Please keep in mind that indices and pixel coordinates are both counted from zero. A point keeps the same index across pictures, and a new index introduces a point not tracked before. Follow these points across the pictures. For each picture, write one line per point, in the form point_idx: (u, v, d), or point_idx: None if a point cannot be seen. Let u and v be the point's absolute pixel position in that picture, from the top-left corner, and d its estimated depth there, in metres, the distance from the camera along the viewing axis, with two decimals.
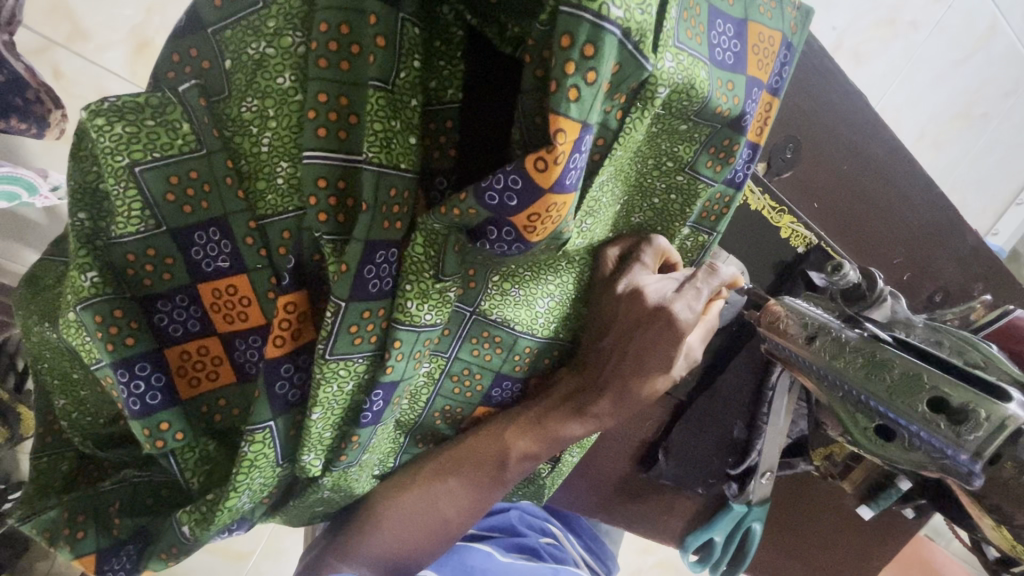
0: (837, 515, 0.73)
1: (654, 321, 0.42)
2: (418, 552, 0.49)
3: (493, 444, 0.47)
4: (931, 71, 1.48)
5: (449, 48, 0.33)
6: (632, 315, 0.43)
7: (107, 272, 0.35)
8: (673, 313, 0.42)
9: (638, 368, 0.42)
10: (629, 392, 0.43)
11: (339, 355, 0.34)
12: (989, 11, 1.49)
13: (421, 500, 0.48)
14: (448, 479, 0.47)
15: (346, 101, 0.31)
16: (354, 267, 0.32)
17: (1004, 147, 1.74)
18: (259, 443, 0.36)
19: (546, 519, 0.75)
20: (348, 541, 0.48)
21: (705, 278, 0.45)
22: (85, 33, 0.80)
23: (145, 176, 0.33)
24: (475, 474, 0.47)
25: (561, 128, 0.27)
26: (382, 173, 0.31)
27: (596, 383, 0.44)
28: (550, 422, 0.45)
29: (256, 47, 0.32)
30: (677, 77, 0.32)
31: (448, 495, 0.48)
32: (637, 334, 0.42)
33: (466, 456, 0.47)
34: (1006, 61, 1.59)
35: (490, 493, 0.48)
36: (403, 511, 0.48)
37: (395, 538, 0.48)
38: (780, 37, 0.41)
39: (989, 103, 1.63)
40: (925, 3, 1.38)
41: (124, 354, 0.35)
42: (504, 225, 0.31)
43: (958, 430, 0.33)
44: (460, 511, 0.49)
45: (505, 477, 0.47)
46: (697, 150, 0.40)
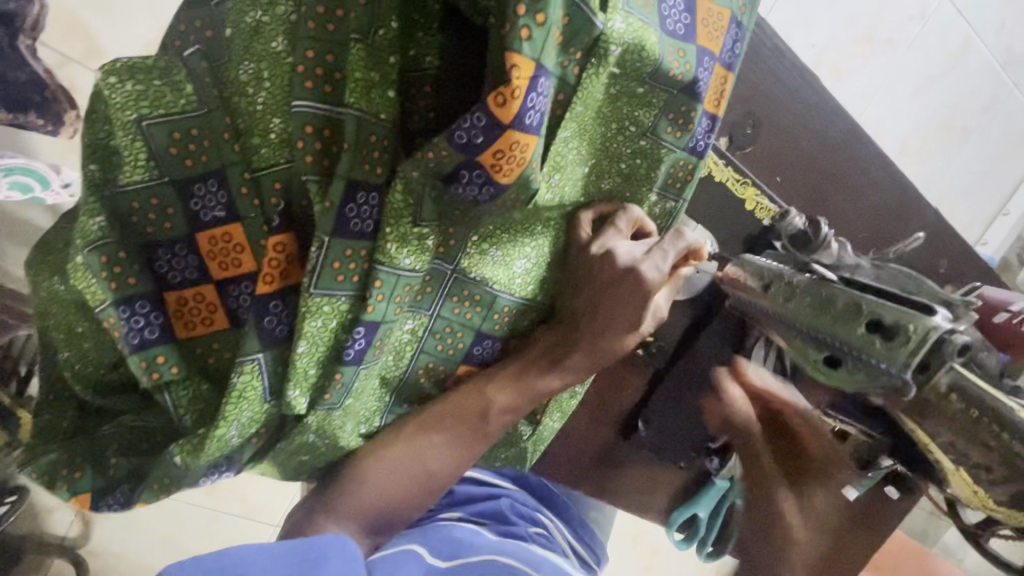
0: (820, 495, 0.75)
1: (625, 279, 0.46)
2: (402, 506, 0.52)
3: (475, 398, 0.50)
4: (908, 86, 1.56)
5: (427, 20, 0.36)
6: (605, 274, 0.47)
7: (113, 218, 0.38)
8: (642, 273, 0.46)
9: (609, 322, 0.47)
10: (603, 341, 0.48)
11: (323, 290, 0.37)
12: (962, 29, 1.57)
13: (406, 454, 0.50)
14: (432, 433, 0.50)
15: (333, 58, 0.35)
16: (337, 205, 0.36)
17: (987, 159, 1.80)
18: (248, 375, 0.38)
19: (537, 509, 0.76)
20: (335, 498, 0.50)
21: (670, 240, 0.48)
22: (100, 50, 0.89)
23: (151, 129, 0.37)
24: (458, 426, 0.51)
25: (516, 64, 0.30)
26: (364, 119, 0.35)
27: (573, 335, 0.49)
28: (530, 373, 0.50)
29: (254, 15, 0.36)
30: (628, 37, 0.36)
31: (433, 448, 0.51)
32: (610, 292, 0.47)
33: (449, 411, 0.50)
34: (983, 75, 1.66)
35: (473, 444, 0.51)
36: (389, 465, 0.50)
37: (381, 493, 0.51)
38: (729, 14, 0.45)
39: (967, 116, 1.70)
40: (901, 23, 1.46)
41: (125, 292, 0.38)
42: (474, 167, 0.34)
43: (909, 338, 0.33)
44: (444, 465, 0.52)
45: (487, 429, 0.51)
46: (657, 115, 0.44)
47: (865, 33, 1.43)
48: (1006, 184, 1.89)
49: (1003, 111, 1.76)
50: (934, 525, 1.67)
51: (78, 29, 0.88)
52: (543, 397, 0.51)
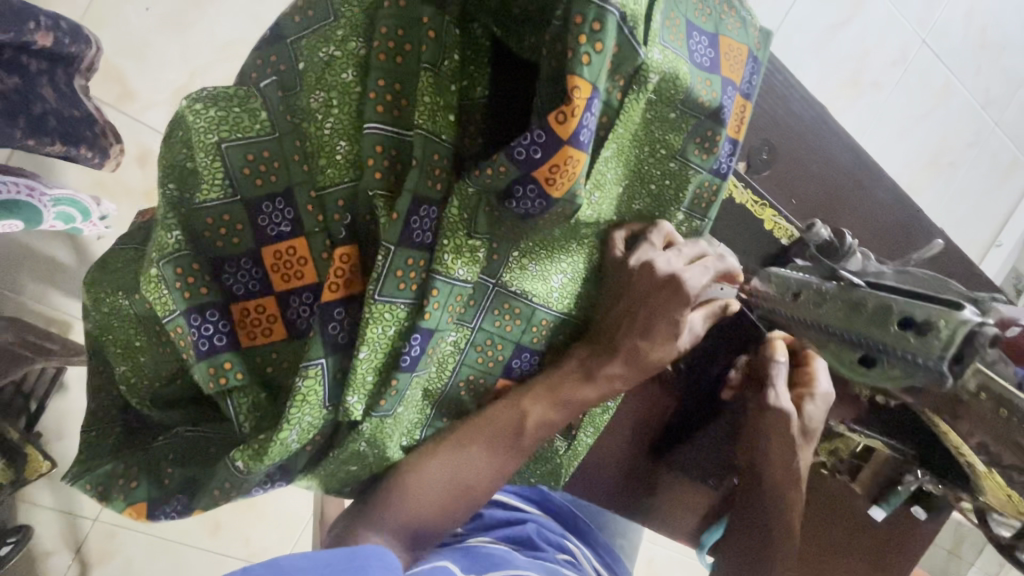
0: (849, 518, 0.76)
1: (664, 288, 0.49)
2: (442, 520, 0.52)
3: (511, 410, 0.51)
4: (893, 127, 1.67)
5: (478, 56, 0.40)
6: (643, 286, 0.50)
7: (188, 231, 0.41)
8: (682, 281, 0.49)
9: (647, 331, 0.50)
10: (645, 348, 0.50)
11: (386, 297, 0.39)
12: (942, 73, 1.69)
13: (444, 468, 0.50)
14: (471, 447, 0.50)
15: (400, 87, 0.39)
16: (403, 216, 0.39)
17: (976, 193, 1.88)
18: (312, 379, 0.39)
19: (564, 535, 0.76)
20: (374, 510, 0.50)
21: (705, 259, 0.52)
22: (132, 95, 1.01)
23: (229, 151, 0.40)
24: (496, 439, 0.51)
25: (577, 85, 0.34)
26: (430, 139, 0.38)
27: (610, 348, 0.51)
28: (566, 385, 0.51)
29: (327, 51, 0.40)
30: (665, 66, 0.40)
31: (471, 462, 0.50)
32: (650, 301, 0.49)
33: (486, 423, 0.51)
34: (964, 116, 1.77)
35: (509, 457, 0.51)
36: (427, 480, 0.50)
37: (419, 509, 0.50)
38: (746, 49, 0.50)
39: (954, 154, 1.79)
40: (885, 67, 1.58)
41: (198, 301, 0.41)
42: (529, 182, 0.37)
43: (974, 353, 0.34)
44: (482, 478, 0.51)
45: (524, 442, 0.51)
46: (685, 139, 0.48)
47: (850, 77, 1.55)
48: (996, 218, 1.95)
49: (988, 148, 1.85)
50: (954, 565, 1.63)
51: (115, 76, 1.00)
52: (580, 409, 0.52)
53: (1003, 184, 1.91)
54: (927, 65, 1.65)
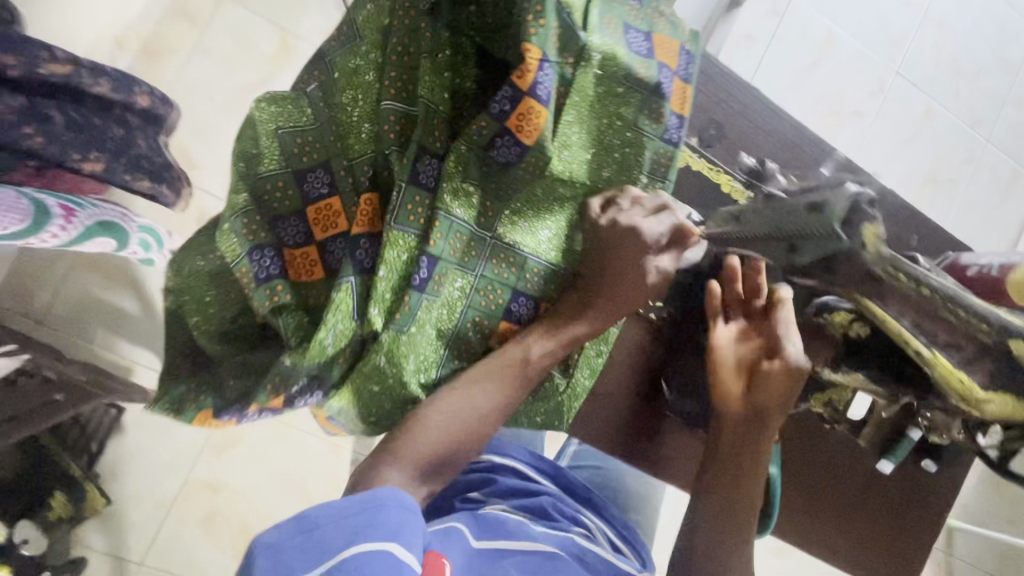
0: (860, 472, 0.78)
1: (628, 237, 0.59)
2: (459, 451, 0.59)
3: (516, 348, 0.60)
4: (881, 151, 1.82)
5: (464, 55, 0.52)
6: (609, 237, 0.60)
7: (251, 193, 0.54)
8: (642, 230, 0.59)
9: (621, 274, 0.60)
10: (615, 283, 0.60)
11: (400, 225, 0.51)
12: (922, 99, 1.83)
13: (460, 401, 0.58)
14: (483, 381, 0.58)
15: (405, 75, 0.52)
16: (410, 164, 0.51)
17: (981, 206, 1.92)
18: (343, 292, 0.50)
19: (580, 511, 0.81)
20: (394, 445, 0.57)
21: (663, 214, 0.61)
22: (195, 166, 1.31)
23: (283, 134, 0.54)
24: (505, 374, 0.59)
25: (530, 49, 0.47)
26: (430, 108, 0.50)
27: (593, 292, 0.61)
28: (561, 322, 0.61)
29: (353, 60, 0.54)
30: (604, 47, 0.53)
31: (483, 394, 0.58)
32: (618, 249, 0.60)
33: (495, 361, 0.59)
34: (953, 135, 1.87)
35: (518, 390, 0.59)
36: (445, 412, 0.57)
37: (438, 439, 0.57)
38: (678, 43, 0.63)
39: (951, 170, 1.88)
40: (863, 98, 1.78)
41: (257, 242, 0.53)
42: (505, 132, 0.50)
43: (876, 252, 0.47)
44: (494, 410, 0.59)
45: (529, 375, 0.59)
46: (636, 111, 0.59)
47: (832, 108, 1.76)
48: (1009, 228, 1.97)
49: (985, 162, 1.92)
50: None
51: (183, 151, 1.30)
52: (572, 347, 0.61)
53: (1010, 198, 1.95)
54: (904, 93, 1.81)
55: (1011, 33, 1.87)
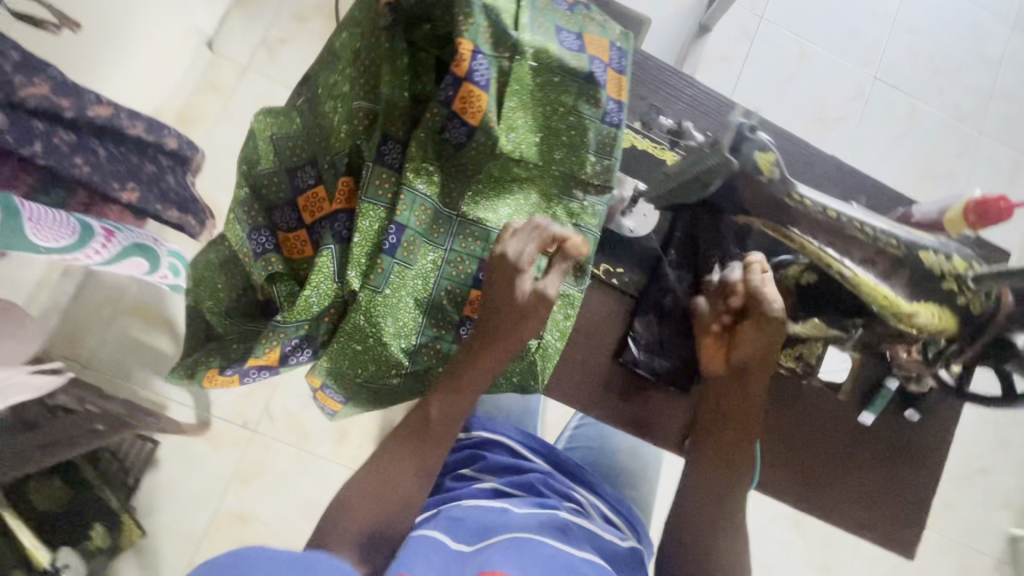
0: (842, 427, 0.80)
1: (502, 270, 0.64)
2: (389, 515, 0.63)
3: (426, 406, 0.67)
4: (873, 150, 1.85)
5: (422, 61, 0.65)
6: (492, 275, 0.65)
7: (253, 187, 0.65)
8: (511, 261, 0.64)
9: (502, 304, 0.64)
10: (502, 325, 0.65)
11: (370, 198, 0.62)
12: (904, 100, 1.88)
13: (379, 466, 0.65)
14: (401, 445, 0.66)
15: (372, 80, 0.63)
16: (377, 147, 0.62)
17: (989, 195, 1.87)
18: (325, 258, 0.61)
19: (572, 488, 0.83)
20: (332, 525, 0.63)
21: (531, 230, 0.65)
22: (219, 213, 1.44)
23: (276, 138, 0.65)
24: (418, 435, 0.67)
25: (463, 42, 0.58)
26: (392, 102, 0.62)
27: (488, 330, 0.65)
28: (462, 368, 0.67)
29: (329, 75, 0.65)
30: (536, 43, 0.64)
31: (399, 457, 0.66)
32: (496, 286, 0.65)
33: (410, 420, 0.68)
34: (944, 131, 1.89)
35: (434, 447, 0.67)
36: (368, 478, 0.65)
37: (368, 505, 0.63)
38: (608, 41, 0.73)
39: (948, 165, 1.87)
40: (845, 103, 1.85)
41: (256, 225, 0.64)
42: (453, 115, 0.61)
43: (771, 176, 0.56)
44: (413, 468, 0.66)
45: (440, 429, 0.67)
46: (576, 97, 0.69)
47: (815, 116, 1.83)
48: None
49: (984, 152, 1.89)
50: None
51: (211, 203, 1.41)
52: (473, 391, 0.66)
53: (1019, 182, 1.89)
54: (885, 96, 1.87)
55: (984, 30, 1.93)
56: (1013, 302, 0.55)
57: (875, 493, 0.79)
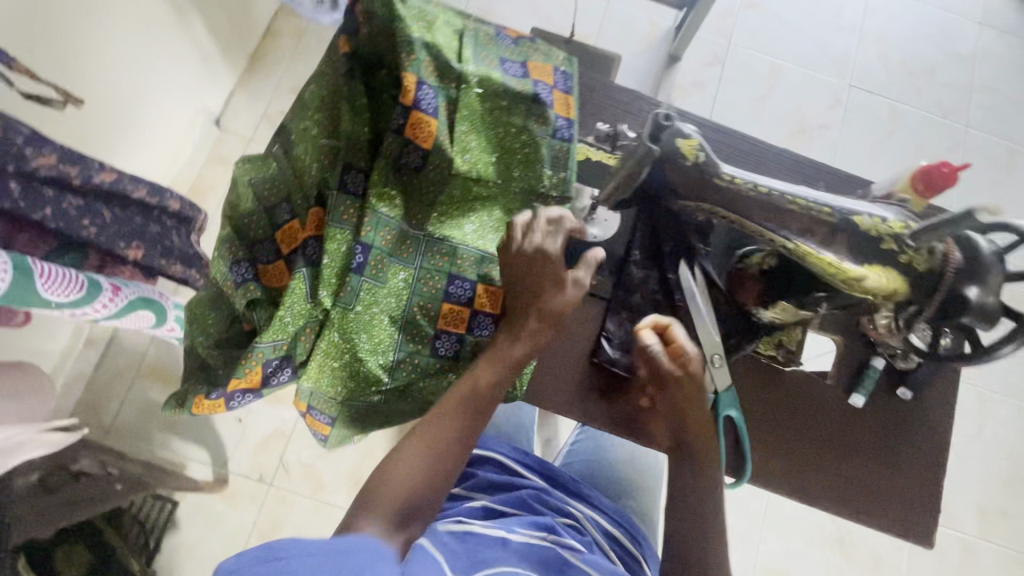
0: (835, 413, 0.78)
1: (538, 258, 0.68)
2: (432, 490, 0.60)
3: (467, 381, 0.66)
4: (857, 153, 1.80)
5: (378, 97, 0.71)
6: (523, 262, 0.69)
7: (235, 226, 0.71)
8: (546, 249, 0.69)
9: (538, 287, 0.68)
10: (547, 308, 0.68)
11: (337, 223, 0.68)
12: (884, 103, 1.85)
13: (425, 437, 0.62)
14: (445, 416, 0.63)
15: (335, 119, 0.69)
16: (339, 178, 0.69)
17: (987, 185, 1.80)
18: (298, 280, 0.67)
19: (569, 502, 0.80)
20: (369, 500, 0.58)
21: (556, 230, 0.71)
22: None
23: (252, 180, 0.70)
24: (463, 406, 0.64)
25: (407, 75, 0.67)
26: (353, 137, 0.70)
27: (522, 311, 0.68)
28: (502, 347, 0.67)
29: (296, 119, 0.71)
30: (479, 72, 0.70)
31: (445, 426, 0.63)
32: (529, 272, 0.68)
33: (456, 394, 0.65)
34: (927, 128, 1.84)
35: (477, 419, 0.65)
36: (413, 450, 0.61)
37: (411, 476, 0.59)
38: (552, 66, 0.78)
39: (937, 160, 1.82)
40: (825, 112, 1.82)
41: (237, 258, 0.70)
42: (407, 141, 0.69)
43: (696, 159, 0.60)
44: (457, 441, 0.63)
45: (484, 403, 0.65)
46: (525, 116, 0.74)
47: (797, 127, 1.81)
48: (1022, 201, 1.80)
49: (973, 145, 1.84)
50: None
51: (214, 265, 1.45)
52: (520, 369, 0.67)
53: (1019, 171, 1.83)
54: (863, 101, 1.84)
55: (955, 30, 1.92)
56: (962, 257, 0.55)
57: (880, 481, 0.76)
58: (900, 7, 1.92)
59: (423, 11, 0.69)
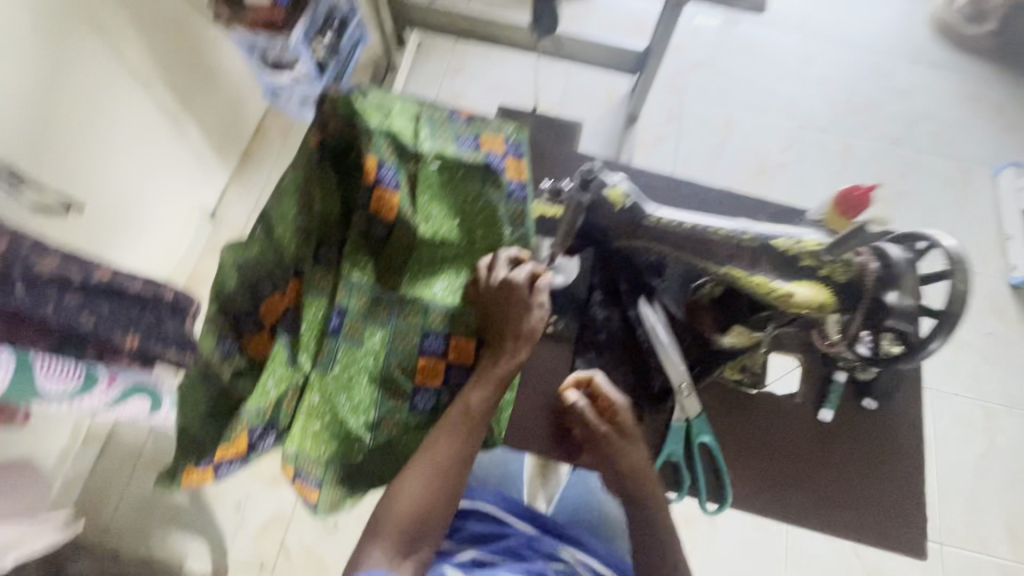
0: (807, 428, 0.80)
1: (507, 290, 0.74)
2: (436, 509, 0.67)
3: (458, 406, 0.71)
4: (814, 186, 1.88)
5: (347, 178, 0.79)
6: (494, 294, 0.74)
7: (221, 305, 0.77)
8: (515, 281, 0.73)
9: (512, 316, 0.73)
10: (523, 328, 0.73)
11: (314, 293, 0.76)
12: (835, 138, 1.94)
13: (425, 460, 0.68)
14: (443, 437, 0.69)
15: (309, 201, 0.77)
16: (312, 253, 0.78)
17: (949, 203, 1.85)
18: (280, 347, 0.74)
19: (560, 546, 0.81)
20: (376, 526, 0.65)
21: (519, 266, 0.76)
22: None
23: (236, 260, 0.77)
24: (457, 427, 0.70)
25: (370, 158, 0.75)
26: (325, 216, 0.78)
27: (501, 339, 0.73)
28: (489, 371, 0.72)
29: (274, 203, 0.78)
30: (436, 148, 0.80)
31: (443, 445, 0.69)
32: (500, 304, 0.74)
33: (446, 420, 0.71)
34: (880, 157, 1.92)
35: (474, 438, 0.70)
36: (416, 472, 0.68)
37: (419, 495, 0.67)
38: (504, 136, 0.84)
39: (896, 184, 1.87)
40: (780, 151, 1.92)
41: (225, 333, 0.76)
42: (373, 214, 0.77)
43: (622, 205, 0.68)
44: (455, 461, 0.69)
45: (478, 424, 0.70)
46: (481, 182, 0.81)
47: (757, 167, 1.89)
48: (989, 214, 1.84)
49: (928, 167, 1.90)
50: None
51: None
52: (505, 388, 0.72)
53: (976, 188, 1.87)
54: (816, 139, 1.94)
55: (890, 68, 2.05)
56: (878, 267, 0.62)
57: (860, 491, 0.77)
58: (835, 53, 2.07)
59: (382, 102, 0.79)
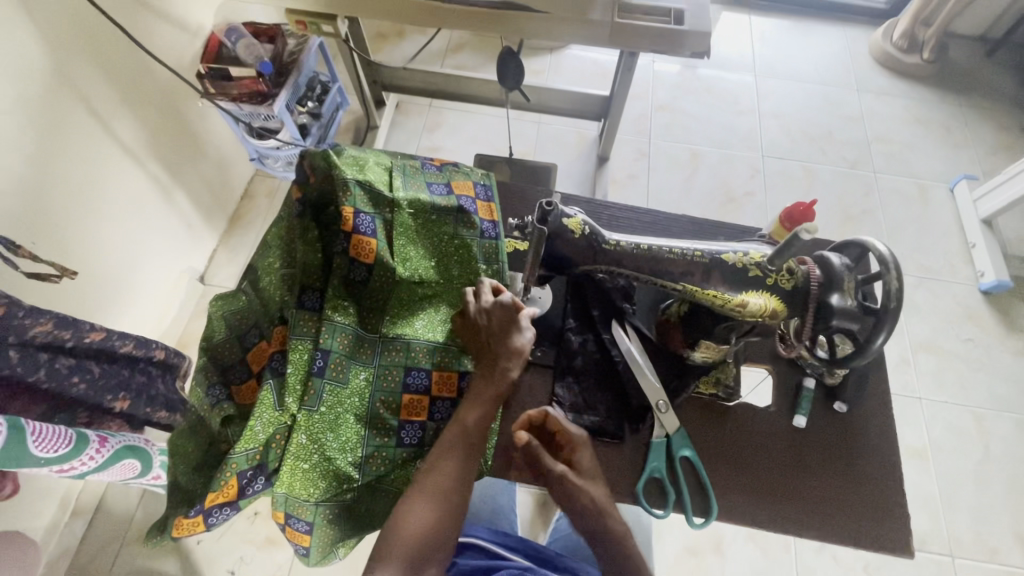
0: (783, 437, 0.82)
1: (502, 312, 0.77)
2: (443, 528, 0.68)
3: (457, 424, 0.72)
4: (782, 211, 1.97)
5: (327, 227, 0.84)
6: (486, 317, 0.77)
7: (210, 356, 0.81)
8: (505, 303, 0.77)
9: (503, 339, 0.76)
10: (513, 348, 0.76)
11: (297, 335, 0.77)
12: (797, 165, 2.06)
13: (430, 478, 0.69)
14: (448, 455, 0.71)
15: (291, 253, 0.82)
16: (297, 298, 0.80)
17: (913, 218, 1.94)
18: (266, 391, 0.75)
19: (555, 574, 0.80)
20: (382, 548, 0.66)
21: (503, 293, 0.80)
22: None
23: (225, 313, 0.81)
24: (460, 445, 0.71)
25: (347, 209, 0.81)
26: (306, 263, 0.81)
27: (494, 360, 0.76)
28: (485, 391, 0.75)
29: (260, 257, 0.83)
30: (409, 196, 0.85)
31: (448, 464, 0.70)
32: (491, 327, 0.77)
33: (448, 437, 0.72)
34: (842, 179, 2.03)
35: (476, 455, 0.72)
36: (422, 489, 0.69)
37: (425, 514, 0.67)
38: (473, 181, 0.91)
39: (862, 204, 1.97)
40: (746, 180, 2.02)
41: (213, 382, 0.80)
42: (352, 259, 0.81)
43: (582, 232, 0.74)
44: (460, 479, 0.70)
45: (478, 441, 0.72)
46: (453, 224, 0.86)
47: (726, 198, 1.99)
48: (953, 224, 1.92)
49: (889, 185, 2.01)
50: None
51: None
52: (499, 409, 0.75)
53: (935, 202, 1.97)
54: (778, 167, 2.05)
55: (840, 99, 2.20)
56: (821, 271, 0.68)
57: (841, 496, 0.79)
58: (786, 88, 2.22)
59: (358, 158, 0.86)
